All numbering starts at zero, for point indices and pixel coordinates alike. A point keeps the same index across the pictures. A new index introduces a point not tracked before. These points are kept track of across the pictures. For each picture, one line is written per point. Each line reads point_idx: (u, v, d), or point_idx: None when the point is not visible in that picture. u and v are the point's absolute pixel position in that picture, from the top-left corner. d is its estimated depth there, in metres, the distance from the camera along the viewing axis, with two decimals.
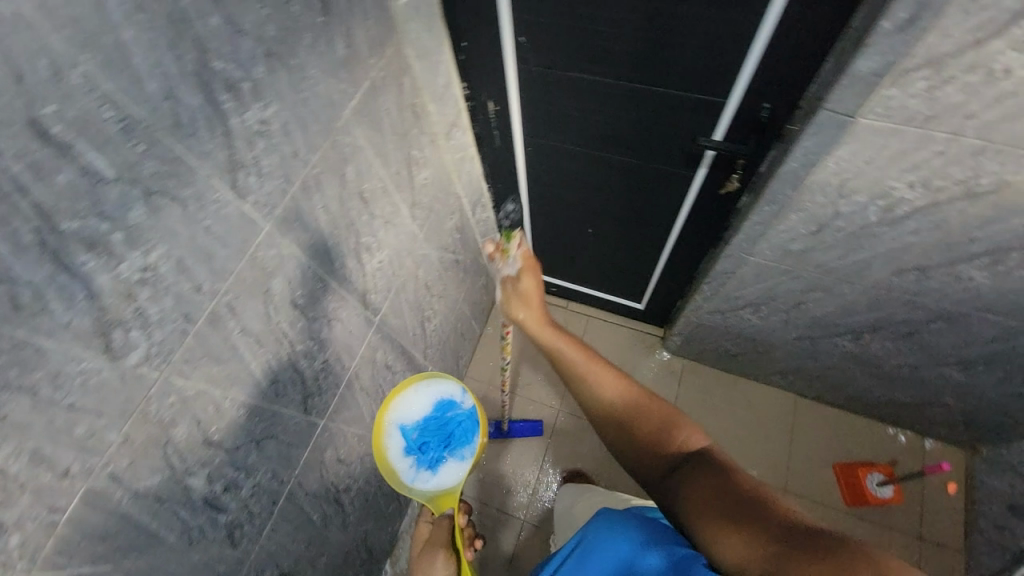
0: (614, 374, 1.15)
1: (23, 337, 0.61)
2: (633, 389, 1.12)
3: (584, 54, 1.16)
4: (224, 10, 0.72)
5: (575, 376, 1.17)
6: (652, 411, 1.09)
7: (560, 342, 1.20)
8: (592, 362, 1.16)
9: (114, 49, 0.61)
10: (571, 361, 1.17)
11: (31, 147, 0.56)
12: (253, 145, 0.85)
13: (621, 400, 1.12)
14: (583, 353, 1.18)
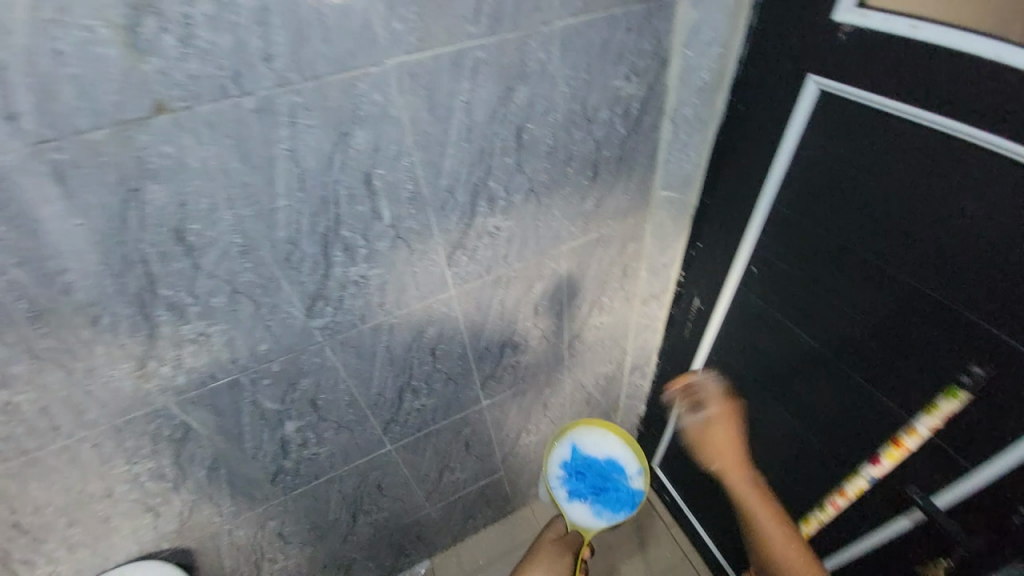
0: (769, 499, 1.14)
1: (279, 278, 0.90)
2: (785, 531, 1.09)
3: (806, 313, 1.09)
4: (518, 155, 0.98)
5: (729, 474, 1.19)
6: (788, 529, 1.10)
7: (731, 476, 1.18)
8: (747, 483, 1.17)
9: (438, 154, 0.90)
10: (732, 460, 1.20)
11: (356, 184, 0.85)
12: (481, 238, 1.08)
13: (781, 541, 1.08)
14: (737, 484, 1.17)
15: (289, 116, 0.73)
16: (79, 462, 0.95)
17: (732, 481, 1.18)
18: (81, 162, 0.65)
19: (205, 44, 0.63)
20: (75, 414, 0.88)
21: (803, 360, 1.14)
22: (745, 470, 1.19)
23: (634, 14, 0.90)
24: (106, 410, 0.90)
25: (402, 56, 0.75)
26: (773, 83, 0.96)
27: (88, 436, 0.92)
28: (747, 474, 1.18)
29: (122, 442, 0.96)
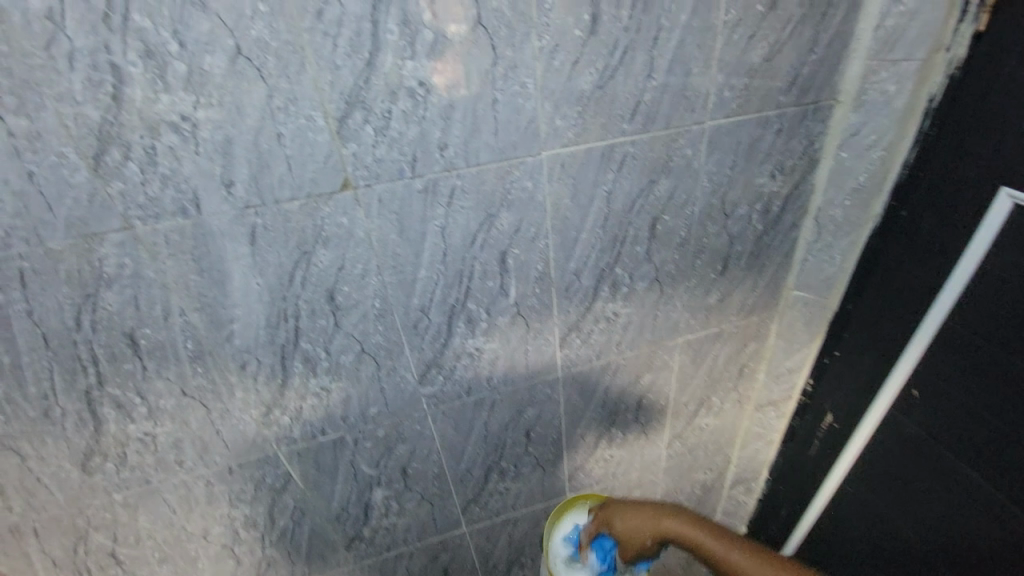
0: (728, 542, 0.89)
1: (403, 344, 0.92)
2: (758, 566, 0.86)
3: (988, 455, 0.90)
4: (649, 245, 0.95)
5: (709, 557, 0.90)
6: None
7: (716, 555, 0.89)
8: (730, 559, 0.88)
9: (572, 239, 0.89)
10: (716, 539, 0.90)
11: (492, 262, 0.87)
12: (597, 323, 1.03)
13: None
14: (732, 564, 0.88)
15: (447, 198, 0.78)
16: (188, 499, 0.98)
17: (716, 563, 0.90)
18: (272, 227, 0.72)
19: (395, 134, 0.70)
20: (199, 452, 0.92)
21: (968, 493, 0.96)
22: (730, 547, 0.89)
23: (787, 117, 0.88)
24: (226, 451, 0.93)
25: (559, 149, 0.79)
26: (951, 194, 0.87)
27: (204, 474, 0.95)
28: (735, 548, 0.89)
29: (229, 484, 0.99)
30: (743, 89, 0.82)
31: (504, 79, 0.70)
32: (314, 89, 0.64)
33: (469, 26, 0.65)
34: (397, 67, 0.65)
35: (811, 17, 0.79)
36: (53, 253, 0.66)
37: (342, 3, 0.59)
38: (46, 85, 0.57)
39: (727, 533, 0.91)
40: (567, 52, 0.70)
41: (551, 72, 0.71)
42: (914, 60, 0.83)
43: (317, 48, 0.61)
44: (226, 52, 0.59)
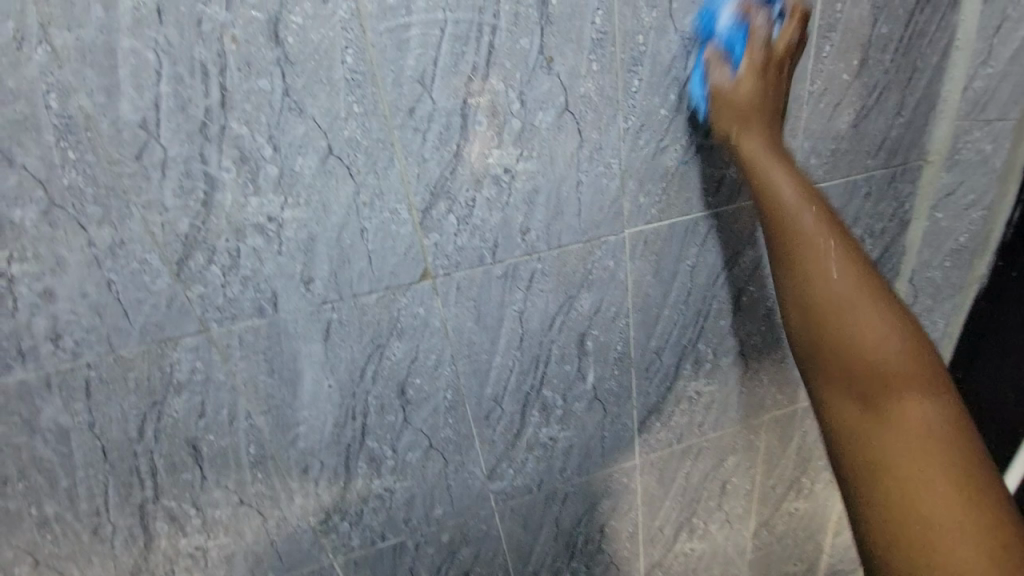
0: (829, 299, 0.57)
1: (474, 437, 0.84)
2: (883, 370, 0.52)
3: None
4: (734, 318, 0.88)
5: (845, 351, 0.55)
6: (955, 451, 0.47)
7: (842, 353, 0.55)
8: (823, 271, 0.58)
9: (654, 316, 0.83)
10: (865, 324, 0.55)
11: (570, 344, 0.81)
12: (679, 404, 0.94)
13: (852, 423, 0.53)
14: (855, 331, 0.55)
15: (527, 282, 0.73)
16: None
17: (863, 287, 0.57)
18: (348, 322, 0.68)
19: (477, 222, 0.67)
20: (251, 565, 0.82)
21: None
22: (875, 305, 0.56)
23: (875, 181, 0.83)
24: (279, 564, 0.84)
25: (642, 227, 0.74)
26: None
27: None
28: (883, 320, 0.55)
29: None
30: (830, 155, 0.78)
31: (589, 161, 0.67)
32: (400, 182, 0.62)
33: (556, 112, 0.63)
34: (484, 156, 0.63)
35: (897, 82, 0.76)
36: (125, 361, 0.63)
37: (434, 99, 0.59)
38: (134, 192, 0.55)
39: (875, 279, 0.58)
40: (653, 131, 0.68)
41: (636, 151, 0.69)
42: (1008, 120, 0.83)
43: (406, 142, 0.60)
44: (318, 153, 0.58)
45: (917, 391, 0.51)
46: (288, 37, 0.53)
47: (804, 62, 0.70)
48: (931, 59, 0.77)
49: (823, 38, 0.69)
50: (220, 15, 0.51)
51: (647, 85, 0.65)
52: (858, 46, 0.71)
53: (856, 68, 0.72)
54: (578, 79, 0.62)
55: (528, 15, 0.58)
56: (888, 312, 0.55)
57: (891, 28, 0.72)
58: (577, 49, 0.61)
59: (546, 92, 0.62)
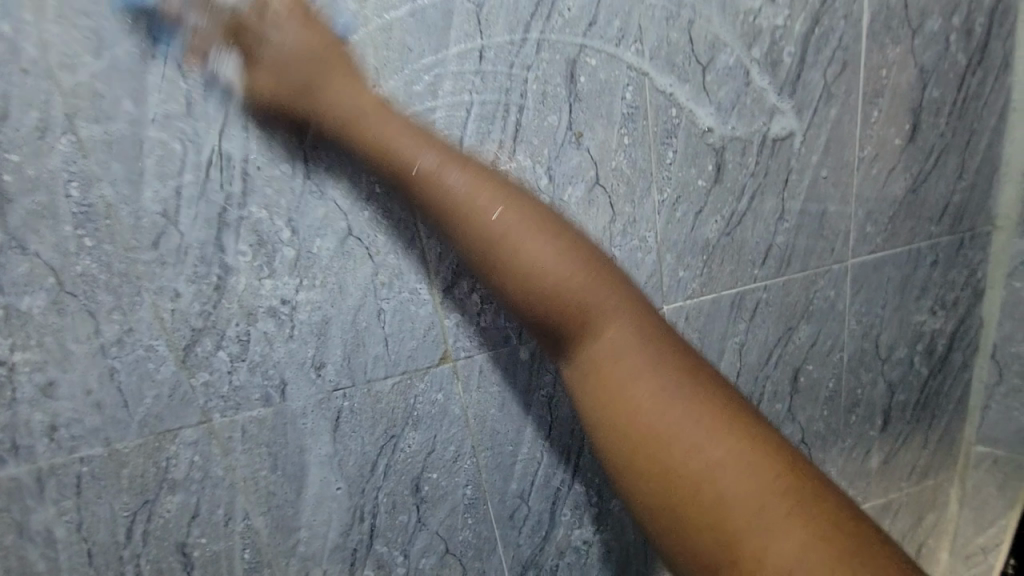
0: (571, 296, 0.49)
1: (497, 541, 0.73)
2: (647, 384, 0.44)
3: None
4: (791, 402, 0.78)
5: (606, 376, 0.47)
6: (725, 438, 0.40)
7: (603, 379, 0.47)
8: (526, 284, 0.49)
9: None
10: (607, 348, 0.48)
11: None
12: None
13: (644, 435, 0.43)
14: (618, 360, 0.47)
15: (556, 364, 0.67)
16: None
17: (573, 276, 0.49)
18: (360, 410, 0.62)
19: (502, 300, 0.62)
20: None
21: None
22: (613, 308, 0.49)
23: (942, 248, 0.75)
24: None
25: (683, 303, 0.68)
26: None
27: None
28: (610, 326, 0.49)
29: None
30: (887, 223, 0.72)
31: (623, 235, 0.63)
32: (422, 262, 0.58)
33: (586, 187, 0.60)
34: None
35: (955, 146, 0.71)
36: (120, 454, 0.58)
37: None
38: (145, 277, 0.53)
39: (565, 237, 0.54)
40: (691, 203, 0.64)
41: (672, 224, 0.64)
42: None
43: (428, 221, 0.57)
44: (336, 234, 0.55)
45: (667, 387, 0.44)
46: (312, 121, 0.52)
47: (852, 128, 0.65)
48: (989, 122, 0.72)
49: (870, 104, 0.65)
50: (245, 104, 0.51)
51: (683, 157, 0.62)
52: (908, 111, 0.67)
53: (908, 133, 0.68)
54: (610, 153, 0.59)
55: (555, 92, 0.56)
56: (619, 312, 0.49)
57: (943, 92, 0.68)
58: (607, 123, 0.58)
59: (574, 167, 0.59)
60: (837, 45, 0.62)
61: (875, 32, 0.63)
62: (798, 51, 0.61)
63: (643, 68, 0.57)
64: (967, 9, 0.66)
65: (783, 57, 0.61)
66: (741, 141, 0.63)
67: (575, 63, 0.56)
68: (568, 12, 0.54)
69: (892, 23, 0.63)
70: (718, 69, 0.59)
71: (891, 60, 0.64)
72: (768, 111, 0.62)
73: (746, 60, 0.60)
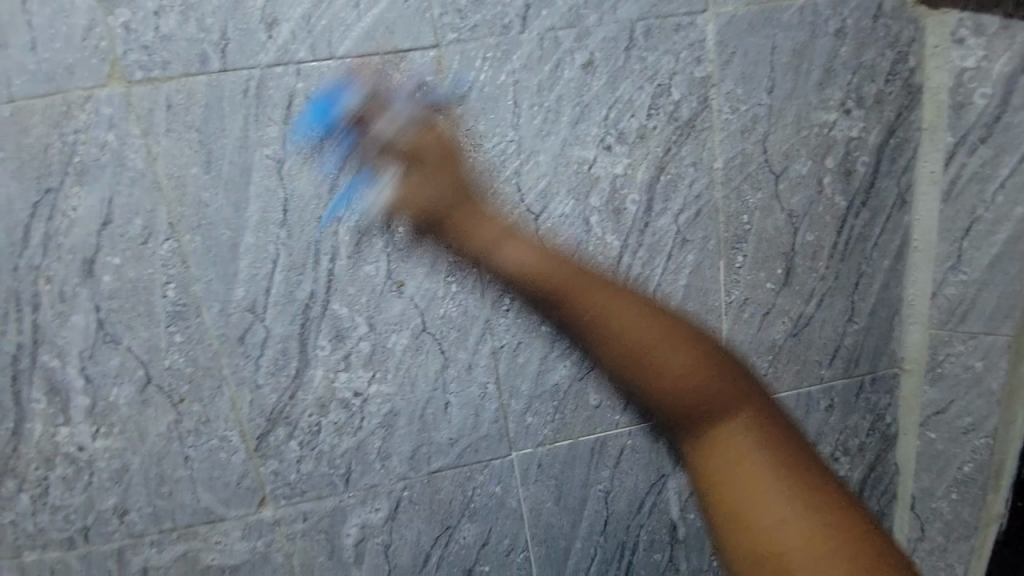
0: (664, 338, 0.46)
1: None
2: (680, 360, 0.45)
3: None
4: (672, 552, 0.70)
5: (715, 441, 0.42)
6: (758, 424, 0.42)
7: (710, 446, 0.42)
8: (661, 363, 0.45)
9: (561, 549, 0.67)
10: (724, 431, 0.42)
11: None
12: None
13: (727, 471, 0.41)
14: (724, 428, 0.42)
15: (391, 511, 0.62)
16: None
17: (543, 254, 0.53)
18: (170, 558, 0.59)
19: (326, 447, 0.59)
20: None
21: None
22: (616, 298, 0.48)
23: (837, 393, 0.68)
24: None
25: (532, 452, 0.63)
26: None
27: None
28: (718, 377, 0.43)
29: None
30: (766, 368, 0.66)
31: (457, 379, 0.59)
32: (230, 410, 0.56)
33: (412, 334, 0.57)
34: (329, 380, 0.57)
35: (839, 289, 0.64)
36: None
37: (268, 327, 0.55)
38: None
39: (664, 327, 0.47)
40: (535, 348, 0.60)
41: (515, 370, 0.60)
42: (1000, 336, 0.63)
43: (236, 369, 0.55)
44: (135, 383, 0.54)
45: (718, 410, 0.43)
46: (104, 275, 0.52)
47: (712, 274, 0.61)
48: (882, 263, 0.64)
49: (733, 250, 0.61)
50: (34, 259, 0.50)
51: (522, 303, 0.58)
52: (779, 256, 0.62)
53: (781, 277, 0.63)
54: (437, 301, 0.57)
55: (371, 245, 0.54)
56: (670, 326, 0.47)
57: (819, 235, 0.62)
58: (429, 272, 0.56)
59: (402, 358, 0.58)
60: (689, 191, 0.58)
61: (734, 180, 0.59)
62: (643, 197, 0.58)
63: None
64: (845, 151, 0.61)
65: (626, 204, 0.57)
66: None
67: (389, 215, 0.54)
68: (379, 168, 0.53)
69: (751, 167, 0.59)
70: (552, 219, 0.56)
71: (753, 205, 0.60)
72: (616, 259, 0.59)
73: (586, 209, 0.57)
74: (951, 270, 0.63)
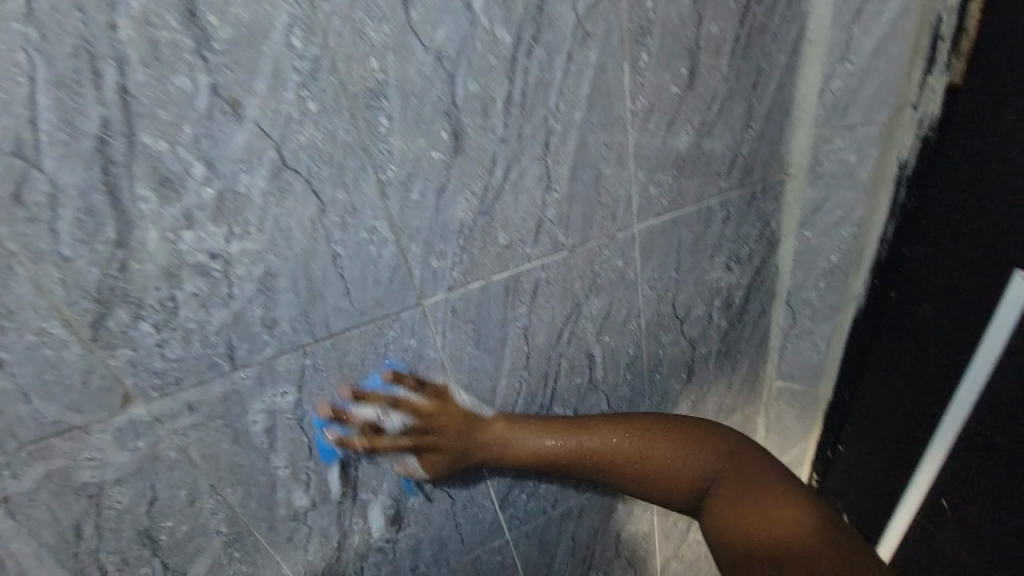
0: (622, 460, 0.69)
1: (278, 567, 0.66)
2: (649, 480, 0.70)
3: None
4: (590, 375, 0.75)
5: (720, 508, 0.66)
6: (731, 482, 0.67)
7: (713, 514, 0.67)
8: (651, 463, 0.69)
9: (487, 390, 0.68)
10: (725, 489, 0.67)
11: (383, 440, 0.65)
12: (543, 472, 0.81)
13: (729, 523, 0.65)
14: (723, 492, 0.67)
15: (297, 382, 0.56)
16: None
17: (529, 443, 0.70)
18: (23, 485, 0.48)
19: (193, 325, 0.49)
20: None
21: None
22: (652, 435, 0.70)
23: (733, 203, 0.71)
24: None
25: (445, 299, 0.59)
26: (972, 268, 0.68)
27: None
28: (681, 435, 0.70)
29: None
30: (671, 184, 0.65)
31: (341, 226, 0.50)
32: (37, 295, 0.43)
33: (269, 171, 0.45)
34: (171, 242, 0.45)
35: (740, 90, 0.62)
36: None
37: (52, 177, 0.40)
38: None
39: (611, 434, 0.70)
40: (429, 180, 0.52)
41: (409, 209, 0.52)
42: (874, 126, 0.66)
43: (23, 240, 0.41)
44: None
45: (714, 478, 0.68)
46: None
47: (616, 76, 0.55)
48: (780, 58, 0.62)
49: (637, 45, 0.54)
50: None
51: (403, 122, 0.48)
52: (684, 52, 0.57)
53: (686, 78, 0.58)
54: (292, 126, 0.45)
55: (175, 44, 0.39)
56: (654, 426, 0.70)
57: (723, 25, 0.57)
58: (271, 84, 0.43)
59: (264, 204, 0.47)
60: None
61: None
62: None
63: (310, 2, 0.41)
64: None
65: None
66: (479, 99, 0.50)
67: None
68: None
69: None
70: (424, 2, 0.44)
71: None
72: (509, 59, 0.49)
73: None
74: (839, 60, 0.63)
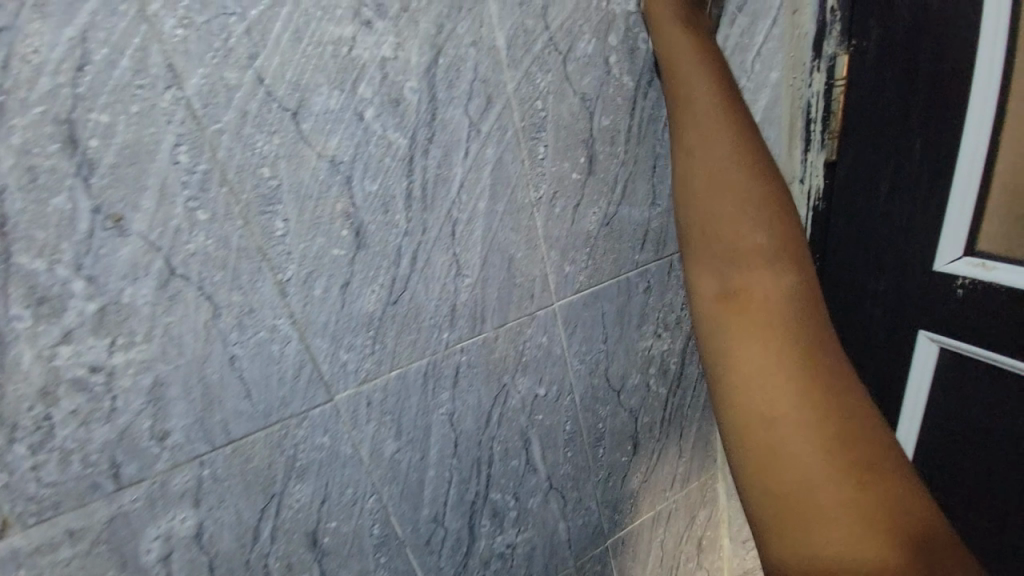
0: (767, 318, 0.48)
1: None
2: (812, 371, 0.45)
3: None
4: (527, 455, 0.72)
5: (781, 454, 0.43)
6: (841, 427, 0.43)
7: (766, 456, 0.44)
8: (768, 348, 0.47)
9: (415, 483, 0.65)
10: (807, 422, 0.43)
11: (299, 550, 0.59)
12: (488, 566, 0.75)
13: (786, 464, 0.43)
14: (789, 441, 0.43)
15: (195, 496, 0.52)
16: None
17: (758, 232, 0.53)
18: None
19: (71, 444, 0.46)
20: None
21: None
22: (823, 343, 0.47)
23: (652, 274, 0.73)
24: None
25: (360, 390, 0.57)
26: (881, 332, 0.70)
27: None
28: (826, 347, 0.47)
29: None
30: (587, 261, 0.67)
31: (239, 327, 0.49)
32: None
33: (157, 281, 0.45)
34: (46, 359, 0.43)
35: (640, 173, 0.67)
36: None
37: None
38: None
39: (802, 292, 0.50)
40: (332, 276, 0.52)
41: (313, 304, 0.52)
42: None
43: None
44: None
45: (810, 429, 0.43)
46: None
47: (515, 168, 0.58)
48: None
49: (533, 140, 0.58)
50: None
51: (300, 224, 0.49)
52: (581, 143, 0.61)
53: (585, 166, 0.62)
54: (181, 236, 0.45)
55: (55, 168, 0.40)
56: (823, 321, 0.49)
57: (615, 119, 0.62)
58: (158, 197, 0.43)
59: (152, 313, 0.45)
60: (474, 76, 0.53)
61: (523, 61, 0.55)
62: (423, 86, 0.51)
63: (197, 122, 0.43)
64: (627, 27, 0.60)
65: (404, 94, 0.50)
66: (379, 197, 0.52)
67: (71, 124, 0.40)
68: (36, 57, 0.38)
69: (537, 46, 0.55)
70: (314, 116, 0.47)
71: (545, 89, 0.57)
72: (406, 160, 0.52)
73: (356, 103, 0.48)
74: None
